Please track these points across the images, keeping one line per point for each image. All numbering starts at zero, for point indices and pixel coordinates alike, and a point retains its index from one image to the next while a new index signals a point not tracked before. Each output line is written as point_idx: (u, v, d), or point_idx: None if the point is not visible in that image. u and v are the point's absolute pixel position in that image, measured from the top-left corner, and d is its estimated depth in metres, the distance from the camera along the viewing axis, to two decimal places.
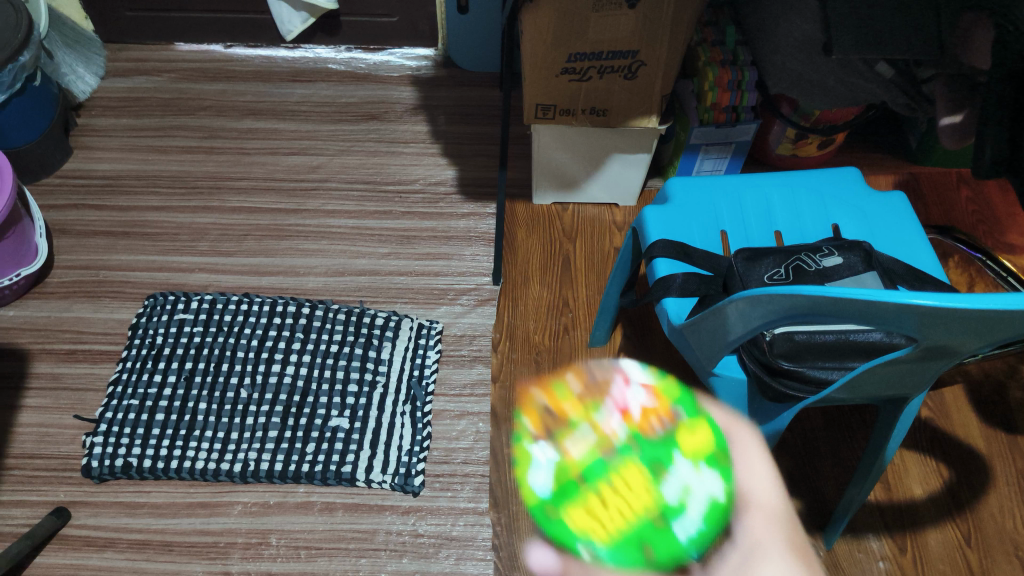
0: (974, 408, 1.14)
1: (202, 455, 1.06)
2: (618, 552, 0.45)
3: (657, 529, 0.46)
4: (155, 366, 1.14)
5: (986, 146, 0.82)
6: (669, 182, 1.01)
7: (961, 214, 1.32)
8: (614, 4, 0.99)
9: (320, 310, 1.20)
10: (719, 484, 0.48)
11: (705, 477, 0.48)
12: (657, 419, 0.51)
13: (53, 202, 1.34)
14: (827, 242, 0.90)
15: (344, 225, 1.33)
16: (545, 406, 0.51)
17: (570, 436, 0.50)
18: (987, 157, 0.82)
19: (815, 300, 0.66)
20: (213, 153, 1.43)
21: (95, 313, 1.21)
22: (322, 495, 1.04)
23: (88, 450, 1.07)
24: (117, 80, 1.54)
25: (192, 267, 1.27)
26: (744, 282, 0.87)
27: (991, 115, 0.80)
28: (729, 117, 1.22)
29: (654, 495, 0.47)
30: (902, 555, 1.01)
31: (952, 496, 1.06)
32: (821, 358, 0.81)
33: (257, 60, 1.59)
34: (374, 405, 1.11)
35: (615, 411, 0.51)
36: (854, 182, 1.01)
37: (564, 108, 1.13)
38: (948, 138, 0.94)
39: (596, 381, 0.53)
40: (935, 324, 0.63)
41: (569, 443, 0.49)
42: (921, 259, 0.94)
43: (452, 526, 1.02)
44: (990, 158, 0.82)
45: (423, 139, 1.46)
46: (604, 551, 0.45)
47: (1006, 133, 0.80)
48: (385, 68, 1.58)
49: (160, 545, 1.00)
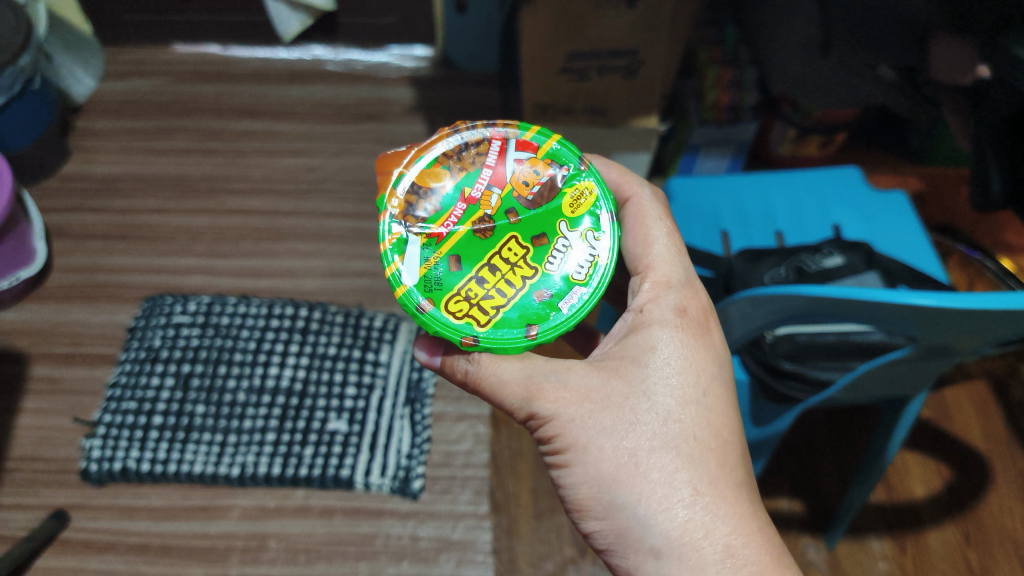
0: (976, 408, 1.12)
1: (200, 458, 1.05)
2: (508, 301, 0.57)
3: (547, 285, 0.58)
4: (153, 368, 1.13)
5: (992, 176, 0.82)
6: (670, 182, 1.01)
7: (962, 214, 1.31)
8: (613, 5, 0.98)
9: (318, 312, 1.18)
10: (596, 236, 0.60)
11: (580, 231, 0.60)
12: (540, 187, 0.61)
13: (52, 205, 1.34)
14: (829, 243, 0.88)
15: (342, 226, 1.32)
16: (429, 182, 0.60)
17: (446, 201, 0.60)
18: (995, 189, 0.82)
19: (816, 300, 0.65)
20: (211, 155, 1.42)
21: (93, 316, 1.21)
22: (322, 498, 1.04)
23: (88, 454, 1.06)
24: (115, 82, 1.54)
25: (189, 269, 1.26)
26: (745, 282, 0.86)
27: (989, 148, 0.81)
28: (730, 116, 1.18)
29: (534, 254, 0.59)
30: (903, 555, 1.00)
31: (952, 495, 1.04)
32: (825, 359, 0.79)
33: (255, 61, 1.59)
34: (372, 408, 1.10)
35: (495, 182, 0.61)
36: (855, 182, 1.00)
37: (564, 107, 1.13)
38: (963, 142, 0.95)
39: (473, 148, 0.61)
40: (937, 324, 0.62)
41: (455, 217, 0.59)
42: (923, 259, 0.93)
43: (452, 529, 1.01)
44: (999, 188, 0.82)
45: (421, 139, 1.45)
46: (495, 305, 0.57)
47: (1006, 163, 0.80)
48: (383, 69, 1.57)
49: (160, 549, 0.99)
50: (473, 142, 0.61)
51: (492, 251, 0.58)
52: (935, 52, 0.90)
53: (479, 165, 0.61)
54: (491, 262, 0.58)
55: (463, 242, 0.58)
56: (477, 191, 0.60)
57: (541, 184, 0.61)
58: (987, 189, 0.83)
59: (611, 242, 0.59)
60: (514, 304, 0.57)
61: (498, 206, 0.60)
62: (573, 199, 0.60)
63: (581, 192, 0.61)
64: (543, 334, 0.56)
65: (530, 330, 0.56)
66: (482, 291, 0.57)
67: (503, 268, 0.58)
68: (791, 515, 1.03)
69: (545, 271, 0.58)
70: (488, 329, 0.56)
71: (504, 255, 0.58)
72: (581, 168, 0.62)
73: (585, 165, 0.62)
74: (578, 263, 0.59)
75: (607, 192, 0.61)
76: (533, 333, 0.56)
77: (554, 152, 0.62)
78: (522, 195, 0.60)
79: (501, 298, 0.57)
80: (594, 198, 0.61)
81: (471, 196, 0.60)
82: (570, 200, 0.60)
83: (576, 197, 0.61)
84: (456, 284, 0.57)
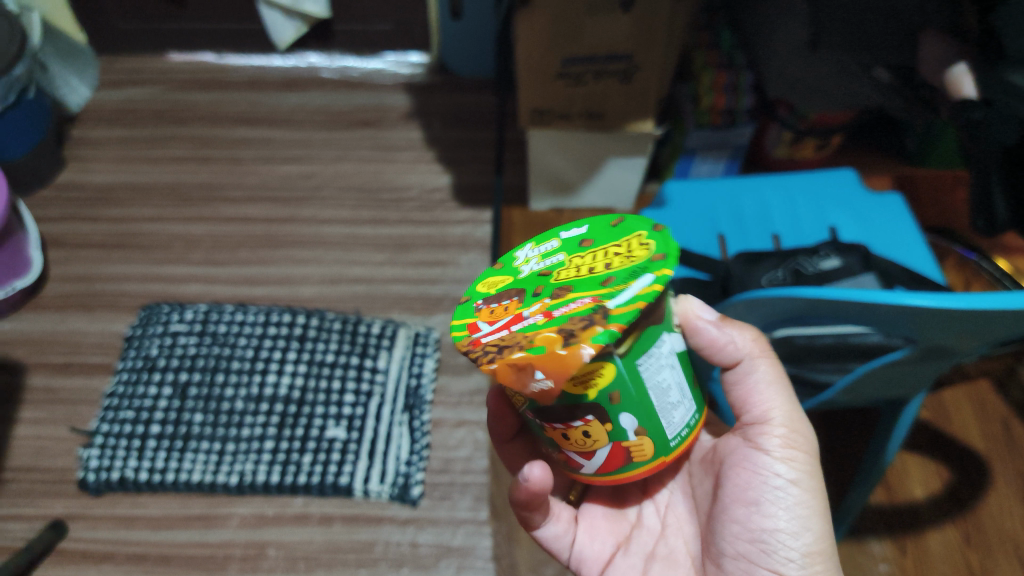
0: (974, 409, 1.13)
1: (198, 466, 1.05)
2: (602, 246, 0.52)
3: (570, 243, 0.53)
4: (150, 377, 1.12)
5: (997, 198, 0.80)
6: (667, 185, 1.01)
7: (959, 215, 1.32)
8: (608, 8, 0.98)
9: (316, 319, 1.18)
10: (517, 252, 0.56)
11: (518, 259, 0.55)
12: (489, 301, 0.51)
13: (48, 214, 1.34)
14: (825, 245, 0.88)
15: (339, 233, 1.32)
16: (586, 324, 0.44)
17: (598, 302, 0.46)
18: (1002, 211, 0.80)
19: (814, 302, 0.65)
20: (206, 163, 1.42)
21: (89, 325, 1.20)
22: (320, 506, 1.03)
23: (84, 463, 1.06)
24: (111, 91, 1.54)
25: (186, 277, 1.26)
26: (743, 285, 0.86)
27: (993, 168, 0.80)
28: (726, 120, 1.18)
29: (552, 267, 0.52)
30: (904, 557, 1.00)
31: (952, 496, 1.04)
32: (823, 361, 0.80)
33: (250, 69, 1.59)
34: (370, 415, 1.10)
35: (518, 319, 0.47)
36: (850, 184, 1.01)
37: (561, 112, 1.11)
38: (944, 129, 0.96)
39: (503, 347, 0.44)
40: (933, 325, 0.62)
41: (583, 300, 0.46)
42: (920, 261, 0.93)
43: (452, 536, 1.01)
44: (1005, 213, 0.80)
45: (418, 146, 1.45)
46: (618, 244, 0.51)
47: (1010, 183, 0.79)
48: (379, 76, 1.57)
49: (158, 558, 0.99)
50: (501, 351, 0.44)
51: (567, 277, 0.50)
52: (927, 51, 0.92)
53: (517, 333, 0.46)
54: (584, 274, 0.49)
55: (592, 288, 0.47)
56: (546, 313, 0.46)
57: (492, 303, 0.50)
58: (992, 215, 0.81)
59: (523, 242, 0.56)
60: (605, 242, 0.52)
61: (531, 303, 0.48)
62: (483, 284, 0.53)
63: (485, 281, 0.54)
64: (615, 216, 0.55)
65: (615, 224, 0.54)
66: (609, 257, 0.50)
67: (575, 263, 0.51)
68: None
69: (560, 250, 0.53)
70: (644, 229, 0.52)
71: (569, 274, 0.50)
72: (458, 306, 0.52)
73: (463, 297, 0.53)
74: (550, 238, 0.55)
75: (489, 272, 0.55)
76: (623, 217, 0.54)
77: (462, 313, 0.50)
78: (509, 300, 0.50)
79: (604, 250, 0.51)
80: (482, 278, 0.54)
81: (547, 309, 0.47)
82: (484, 288, 0.53)
83: (495, 281, 0.53)
84: (619, 268, 0.48)
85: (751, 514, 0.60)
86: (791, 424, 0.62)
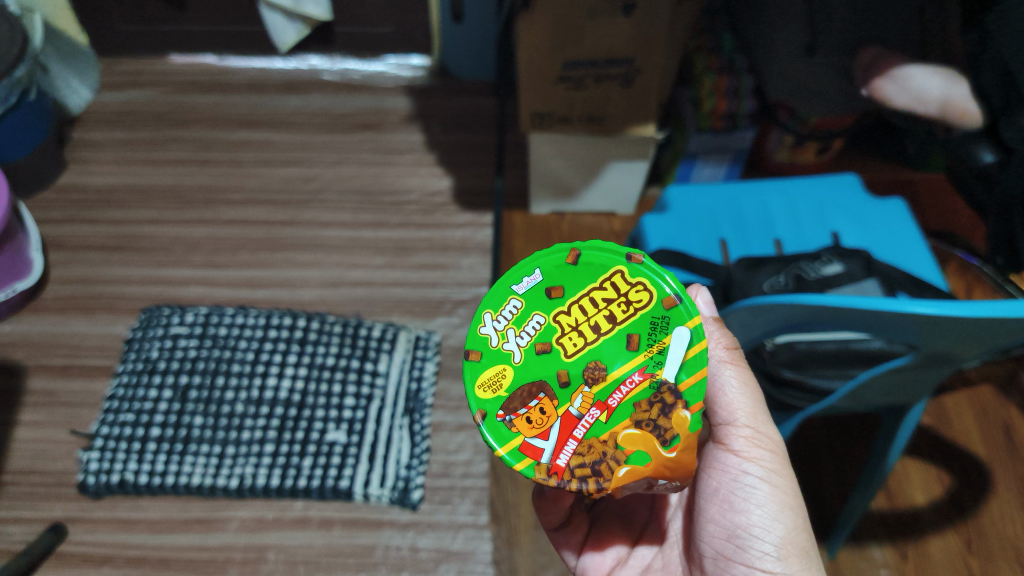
0: (975, 414, 1.12)
1: (198, 470, 1.05)
2: (580, 296, 0.58)
3: (546, 296, 0.58)
4: (151, 380, 1.12)
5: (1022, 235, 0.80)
6: (668, 190, 1.01)
7: (960, 220, 1.32)
8: (609, 12, 0.98)
9: (316, 322, 1.18)
10: (480, 327, 0.57)
11: (491, 340, 0.57)
12: (510, 410, 0.55)
13: (48, 216, 1.34)
14: (827, 250, 0.87)
15: (339, 236, 1.32)
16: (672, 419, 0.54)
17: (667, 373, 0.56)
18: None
19: (816, 309, 0.65)
20: (207, 165, 1.42)
21: (90, 327, 1.20)
22: (320, 510, 1.03)
23: (84, 466, 1.05)
24: (111, 93, 1.54)
25: (187, 280, 1.26)
26: (745, 292, 0.86)
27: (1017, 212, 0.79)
28: (728, 124, 1.17)
29: (544, 335, 0.57)
30: (904, 562, 1.00)
31: (954, 502, 1.04)
32: (824, 368, 0.79)
33: (251, 71, 1.59)
34: (371, 419, 1.09)
35: (572, 422, 0.55)
36: (853, 189, 1.00)
37: (562, 115, 1.11)
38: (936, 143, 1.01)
39: (599, 468, 0.53)
40: (937, 332, 0.61)
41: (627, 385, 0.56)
42: (923, 268, 0.92)
43: (452, 540, 1.01)
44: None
45: (418, 149, 1.45)
46: (599, 287, 0.58)
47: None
48: (379, 78, 1.57)
49: (158, 561, 0.99)
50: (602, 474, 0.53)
51: (576, 350, 0.56)
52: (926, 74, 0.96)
53: (589, 438, 0.54)
54: (590, 339, 0.57)
55: (626, 357, 0.56)
56: (599, 405, 0.55)
57: (519, 411, 0.55)
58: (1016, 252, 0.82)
59: (480, 314, 0.57)
60: (580, 288, 0.58)
61: (568, 398, 0.55)
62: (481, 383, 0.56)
63: (479, 384, 0.56)
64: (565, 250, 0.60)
65: (571, 261, 0.59)
66: (605, 308, 0.58)
67: (565, 324, 0.57)
68: None
69: (533, 310, 0.58)
70: (619, 264, 0.59)
71: (573, 343, 0.57)
72: (484, 428, 0.55)
73: (477, 415, 0.55)
74: (506, 299, 0.58)
75: (472, 365, 0.56)
76: (573, 249, 0.59)
77: (506, 439, 0.54)
78: (539, 399, 0.55)
79: (587, 299, 0.58)
80: (473, 379, 0.56)
81: (596, 399, 0.55)
82: (487, 396, 0.55)
83: (487, 379, 0.56)
84: (628, 322, 0.57)
85: (724, 513, 0.62)
86: (759, 423, 0.63)
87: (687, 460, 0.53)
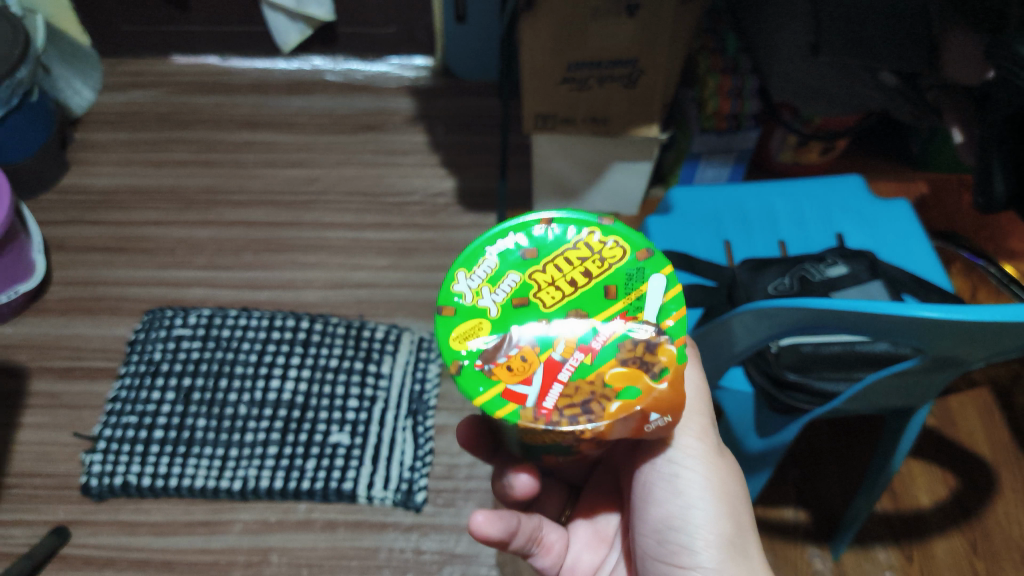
0: (980, 415, 1.12)
1: (201, 472, 1.04)
2: (553, 255, 0.54)
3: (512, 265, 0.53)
4: (154, 382, 1.12)
5: (997, 177, 0.81)
6: (672, 192, 1.01)
7: (964, 220, 1.31)
8: (614, 13, 0.97)
9: (319, 324, 1.18)
10: (454, 284, 0.52)
11: (464, 296, 0.52)
12: (490, 358, 0.49)
13: (51, 218, 1.34)
14: (831, 252, 0.87)
15: (342, 237, 1.32)
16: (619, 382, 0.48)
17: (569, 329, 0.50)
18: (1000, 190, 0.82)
19: (820, 313, 0.64)
20: (210, 166, 1.42)
21: (93, 329, 1.20)
22: (324, 512, 1.03)
23: (88, 468, 1.05)
24: (114, 94, 1.54)
25: (191, 282, 1.26)
26: (749, 294, 0.85)
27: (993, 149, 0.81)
28: (731, 124, 1.17)
29: (520, 291, 0.52)
30: (909, 564, 0.99)
31: (960, 504, 1.04)
32: (829, 370, 0.79)
33: (254, 72, 1.59)
34: (374, 421, 1.09)
35: (556, 366, 0.49)
36: (857, 191, 1.00)
37: (564, 117, 1.11)
38: (964, 155, 0.91)
39: (588, 406, 0.47)
40: (944, 335, 0.61)
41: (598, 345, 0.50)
42: (929, 269, 0.92)
43: (455, 542, 1.00)
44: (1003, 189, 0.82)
45: (422, 149, 1.45)
46: (572, 248, 0.54)
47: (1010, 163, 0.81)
48: (382, 78, 1.57)
49: (161, 564, 0.98)
50: (593, 411, 0.47)
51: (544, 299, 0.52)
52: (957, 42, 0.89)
53: (575, 381, 0.49)
54: (567, 291, 0.52)
55: (605, 307, 0.52)
56: (583, 348, 0.50)
57: (499, 360, 0.49)
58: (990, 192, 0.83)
59: (454, 272, 0.53)
60: (553, 249, 0.54)
61: (551, 342, 0.50)
62: (452, 348, 0.50)
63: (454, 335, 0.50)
64: (537, 217, 0.55)
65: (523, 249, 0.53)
66: (580, 266, 0.53)
67: (542, 281, 0.53)
68: (796, 524, 1.03)
69: (507, 269, 0.53)
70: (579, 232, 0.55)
71: (551, 296, 0.52)
72: (458, 379, 0.49)
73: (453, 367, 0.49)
74: (480, 258, 0.53)
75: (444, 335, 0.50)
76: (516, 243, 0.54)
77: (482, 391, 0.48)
78: (519, 345, 0.50)
79: (563, 256, 0.54)
80: (447, 330, 0.51)
81: (579, 343, 0.50)
82: (462, 345, 0.50)
83: (462, 330, 0.51)
84: (604, 274, 0.53)
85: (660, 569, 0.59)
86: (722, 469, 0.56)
87: (680, 396, 0.48)
